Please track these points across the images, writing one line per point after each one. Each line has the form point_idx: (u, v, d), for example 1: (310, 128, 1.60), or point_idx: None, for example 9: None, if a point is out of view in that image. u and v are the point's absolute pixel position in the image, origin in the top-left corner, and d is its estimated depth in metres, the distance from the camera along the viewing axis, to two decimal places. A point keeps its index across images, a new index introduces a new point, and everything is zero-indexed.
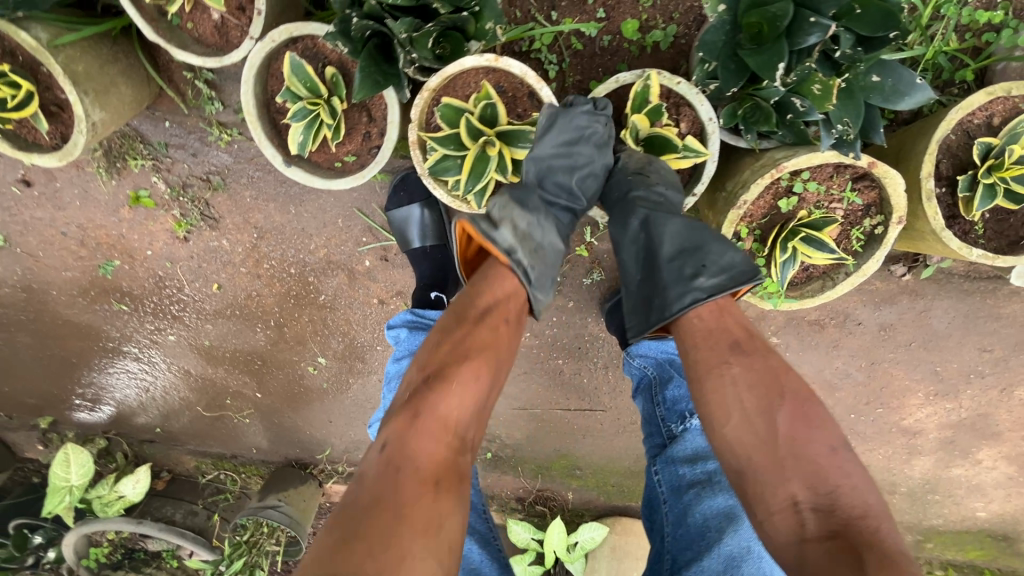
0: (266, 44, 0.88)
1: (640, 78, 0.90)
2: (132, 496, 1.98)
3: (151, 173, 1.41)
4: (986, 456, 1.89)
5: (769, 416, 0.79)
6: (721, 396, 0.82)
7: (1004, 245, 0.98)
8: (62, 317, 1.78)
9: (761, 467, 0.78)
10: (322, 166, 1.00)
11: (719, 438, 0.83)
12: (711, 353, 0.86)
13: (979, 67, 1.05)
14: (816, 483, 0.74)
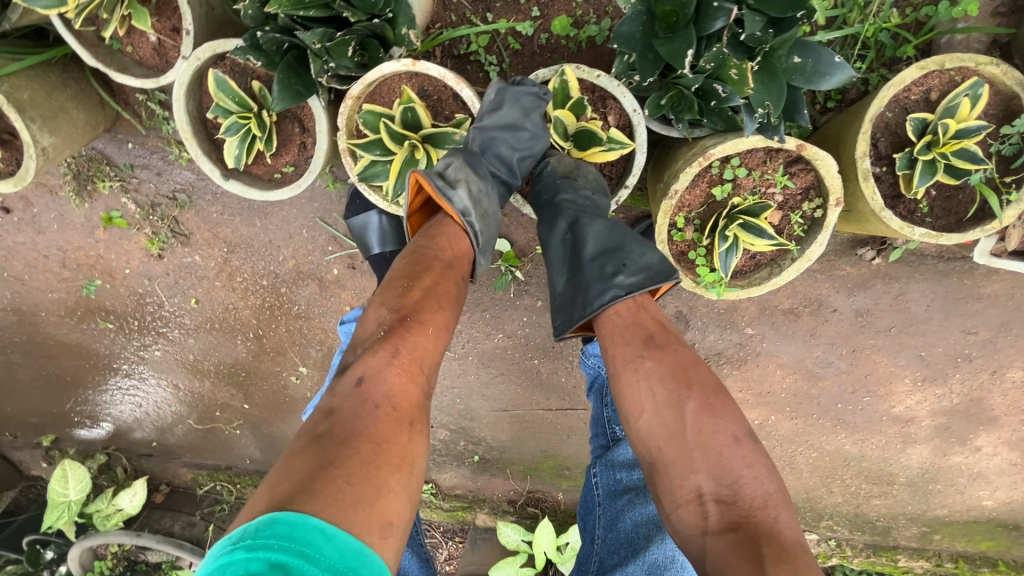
0: (192, 63, 0.90)
1: (556, 74, 0.93)
2: (129, 509, 2.05)
3: (120, 194, 1.45)
4: (985, 442, 1.82)
5: (677, 409, 0.82)
6: (635, 391, 0.86)
7: (952, 223, 0.95)
8: (54, 337, 1.84)
9: (670, 459, 0.81)
10: (262, 177, 1.02)
11: (636, 433, 0.86)
12: (626, 350, 0.89)
13: (922, 42, 1.03)
14: (719, 474, 0.77)
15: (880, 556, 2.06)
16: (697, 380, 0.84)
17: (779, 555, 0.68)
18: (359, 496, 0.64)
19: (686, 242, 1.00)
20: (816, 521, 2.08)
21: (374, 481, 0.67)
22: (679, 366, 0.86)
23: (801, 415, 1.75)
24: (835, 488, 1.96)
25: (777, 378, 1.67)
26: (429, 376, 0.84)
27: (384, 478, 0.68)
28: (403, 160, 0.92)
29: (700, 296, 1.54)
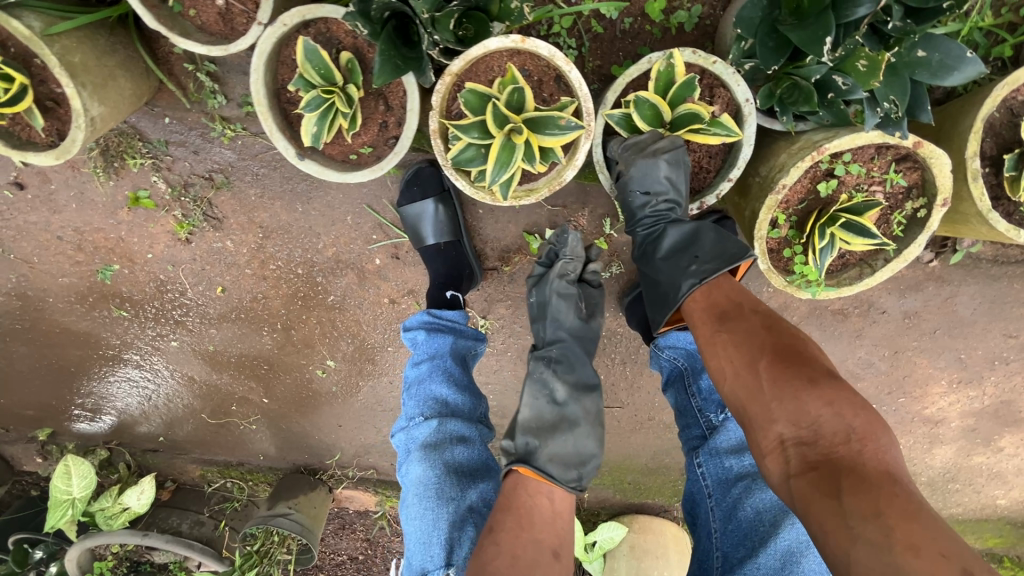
0: (277, 29, 0.83)
1: (662, 58, 0.86)
2: (137, 508, 1.92)
3: (151, 172, 1.35)
4: (1007, 443, 1.86)
5: (753, 368, 0.85)
6: (715, 358, 0.90)
7: None
8: (61, 325, 1.72)
9: (751, 412, 0.84)
10: (337, 158, 0.95)
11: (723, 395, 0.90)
12: (701, 325, 0.93)
13: (1016, 44, 1.00)
14: (797, 418, 0.78)
15: None
16: (770, 342, 0.85)
17: (861, 486, 0.71)
18: None
19: (779, 239, 0.98)
20: None
21: None
22: (753, 332, 0.87)
23: None
24: None
25: None
26: None
27: None
28: (501, 145, 0.86)
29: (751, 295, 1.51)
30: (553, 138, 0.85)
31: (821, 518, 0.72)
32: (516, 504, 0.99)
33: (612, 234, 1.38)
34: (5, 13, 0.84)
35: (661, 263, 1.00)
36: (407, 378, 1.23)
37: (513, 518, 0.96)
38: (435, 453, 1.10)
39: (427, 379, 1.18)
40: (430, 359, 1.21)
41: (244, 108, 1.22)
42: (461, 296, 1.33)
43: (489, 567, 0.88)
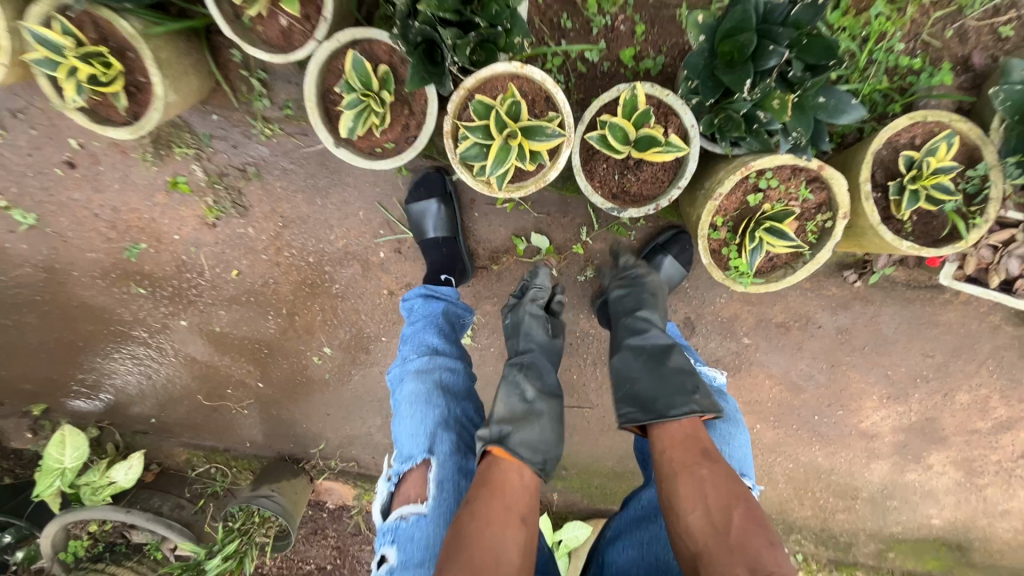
0: (333, 44, 1.08)
1: (628, 89, 1.10)
2: (122, 483, 2.00)
3: (192, 161, 1.56)
4: (936, 461, 2.06)
5: (725, 510, 1.01)
6: (691, 488, 1.06)
7: (928, 242, 1.19)
8: (80, 299, 1.86)
9: (711, 552, 0.97)
10: (365, 150, 1.17)
11: (686, 525, 1.03)
12: (686, 456, 1.11)
13: (905, 103, 1.28)
14: (754, 565, 0.92)
15: (843, 572, 2.22)
16: (740, 491, 1.04)
17: None
18: None
19: (719, 240, 1.21)
20: (786, 534, 2.25)
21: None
22: (729, 479, 1.06)
23: (782, 424, 1.96)
24: (805, 500, 2.14)
25: (765, 388, 1.87)
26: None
27: None
28: (500, 145, 1.08)
29: (706, 305, 1.74)
30: (541, 143, 1.09)
31: None
32: (490, 478, 1.10)
33: (587, 240, 1.60)
34: (115, 14, 1.07)
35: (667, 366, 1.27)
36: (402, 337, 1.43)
37: (489, 498, 1.06)
38: (427, 374, 1.30)
39: (422, 330, 1.39)
40: (425, 318, 1.42)
41: (284, 110, 1.46)
42: (453, 280, 1.54)
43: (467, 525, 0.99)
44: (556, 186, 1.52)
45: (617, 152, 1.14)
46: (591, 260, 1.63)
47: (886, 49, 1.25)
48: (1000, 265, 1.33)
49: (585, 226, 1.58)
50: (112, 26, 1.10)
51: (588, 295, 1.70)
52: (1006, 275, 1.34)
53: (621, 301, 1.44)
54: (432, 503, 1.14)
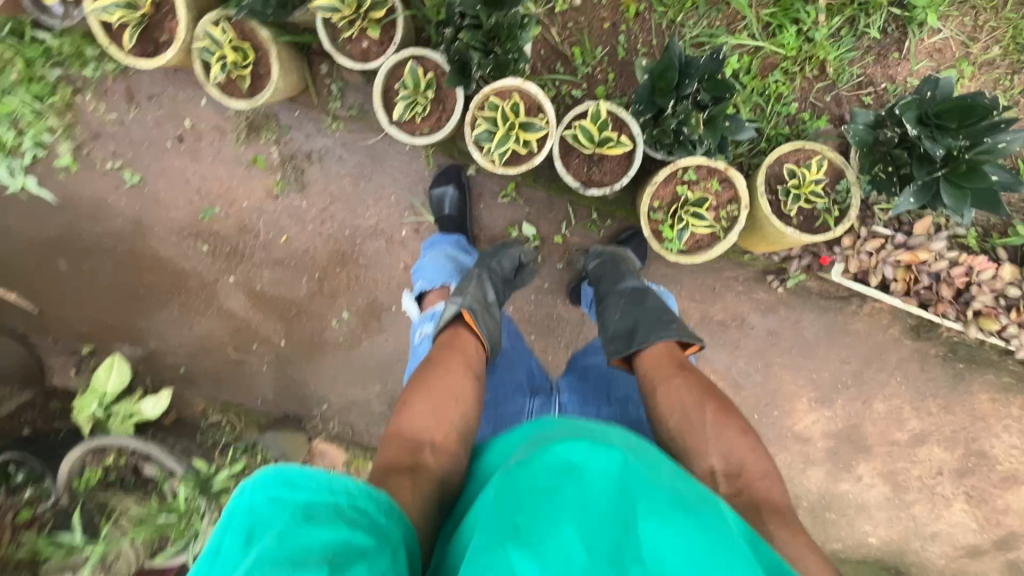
0: (397, 57, 1.61)
1: (594, 105, 1.59)
2: (148, 413, 2.32)
3: (273, 144, 2.06)
4: (865, 472, 2.27)
5: (700, 408, 1.32)
6: (670, 399, 1.35)
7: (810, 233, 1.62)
8: (154, 250, 2.28)
9: (691, 445, 1.28)
10: (408, 131, 1.65)
11: (669, 429, 1.33)
12: (664, 370, 1.42)
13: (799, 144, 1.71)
14: (726, 456, 1.25)
15: None
16: (712, 394, 1.36)
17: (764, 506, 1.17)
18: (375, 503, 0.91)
19: (657, 221, 1.64)
20: None
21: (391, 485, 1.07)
22: (699, 384, 1.37)
23: None
24: None
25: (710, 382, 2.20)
26: (413, 435, 1.25)
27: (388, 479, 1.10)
28: (505, 131, 1.57)
29: None
30: (532, 133, 1.57)
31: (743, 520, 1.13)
32: (454, 343, 1.51)
33: (566, 234, 2.03)
34: (259, 26, 1.61)
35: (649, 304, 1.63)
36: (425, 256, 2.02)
37: (451, 355, 1.46)
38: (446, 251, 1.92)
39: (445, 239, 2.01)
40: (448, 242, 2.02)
41: (351, 112, 1.99)
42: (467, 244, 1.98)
43: (432, 378, 1.38)
44: (544, 187, 1.98)
45: (585, 147, 1.62)
46: (568, 251, 2.05)
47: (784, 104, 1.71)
48: (877, 267, 1.77)
49: (564, 221, 2.03)
50: (254, 33, 1.64)
51: (565, 280, 2.10)
52: (882, 276, 1.77)
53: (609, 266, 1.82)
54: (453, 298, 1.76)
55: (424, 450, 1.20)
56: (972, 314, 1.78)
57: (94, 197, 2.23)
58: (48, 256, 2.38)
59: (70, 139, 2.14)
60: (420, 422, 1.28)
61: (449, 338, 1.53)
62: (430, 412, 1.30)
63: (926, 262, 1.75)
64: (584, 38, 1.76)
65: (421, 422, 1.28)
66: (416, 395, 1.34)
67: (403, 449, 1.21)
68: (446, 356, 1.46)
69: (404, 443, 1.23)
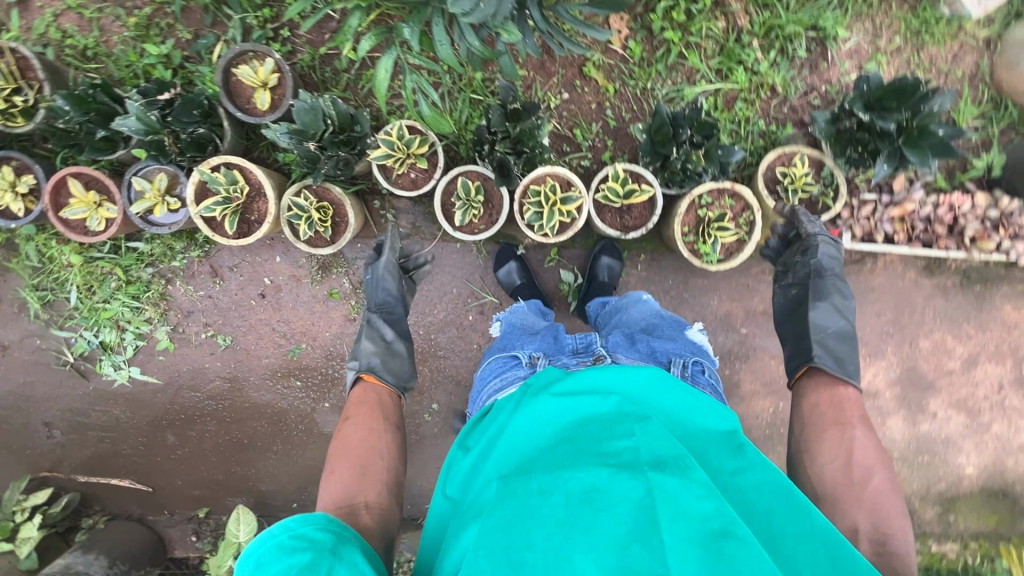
0: (447, 178, 1.97)
1: (611, 169, 1.94)
2: (242, 542, 2.38)
3: (343, 276, 2.36)
4: (937, 407, 2.46)
5: (865, 471, 1.55)
6: (844, 454, 1.60)
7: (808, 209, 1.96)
8: (256, 398, 2.51)
9: (841, 495, 1.53)
10: (469, 231, 1.99)
11: (828, 472, 1.59)
12: (845, 421, 1.67)
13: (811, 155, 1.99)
14: (869, 507, 1.48)
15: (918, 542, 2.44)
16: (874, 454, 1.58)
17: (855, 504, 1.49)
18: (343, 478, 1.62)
19: (692, 242, 1.97)
20: None
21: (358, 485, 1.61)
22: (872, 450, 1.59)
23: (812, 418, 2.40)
24: None
25: (771, 369, 2.43)
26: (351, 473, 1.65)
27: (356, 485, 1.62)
28: (550, 210, 1.90)
29: (706, 309, 2.40)
30: (572, 202, 1.90)
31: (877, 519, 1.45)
32: (341, 447, 1.73)
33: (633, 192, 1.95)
34: (331, 183, 1.98)
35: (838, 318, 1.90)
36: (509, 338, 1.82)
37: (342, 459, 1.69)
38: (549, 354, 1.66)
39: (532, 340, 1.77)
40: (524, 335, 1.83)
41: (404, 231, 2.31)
42: (518, 340, 1.78)
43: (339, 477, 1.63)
44: (581, 244, 2.33)
45: (613, 199, 1.94)
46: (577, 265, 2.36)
47: (748, 130, 2.12)
48: (876, 226, 2.08)
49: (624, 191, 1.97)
50: (326, 191, 2.00)
51: None
52: (884, 232, 2.07)
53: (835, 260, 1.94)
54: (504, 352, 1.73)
55: (359, 510, 1.55)
56: (969, 241, 2.07)
57: (192, 368, 2.48)
58: (156, 434, 2.57)
59: (166, 324, 2.43)
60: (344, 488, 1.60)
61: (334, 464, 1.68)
62: (349, 480, 1.63)
63: (915, 210, 2.06)
64: (579, 120, 2.17)
65: (339, 489, 1.61)
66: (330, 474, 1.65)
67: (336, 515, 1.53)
68: (354, 414, 1.84)
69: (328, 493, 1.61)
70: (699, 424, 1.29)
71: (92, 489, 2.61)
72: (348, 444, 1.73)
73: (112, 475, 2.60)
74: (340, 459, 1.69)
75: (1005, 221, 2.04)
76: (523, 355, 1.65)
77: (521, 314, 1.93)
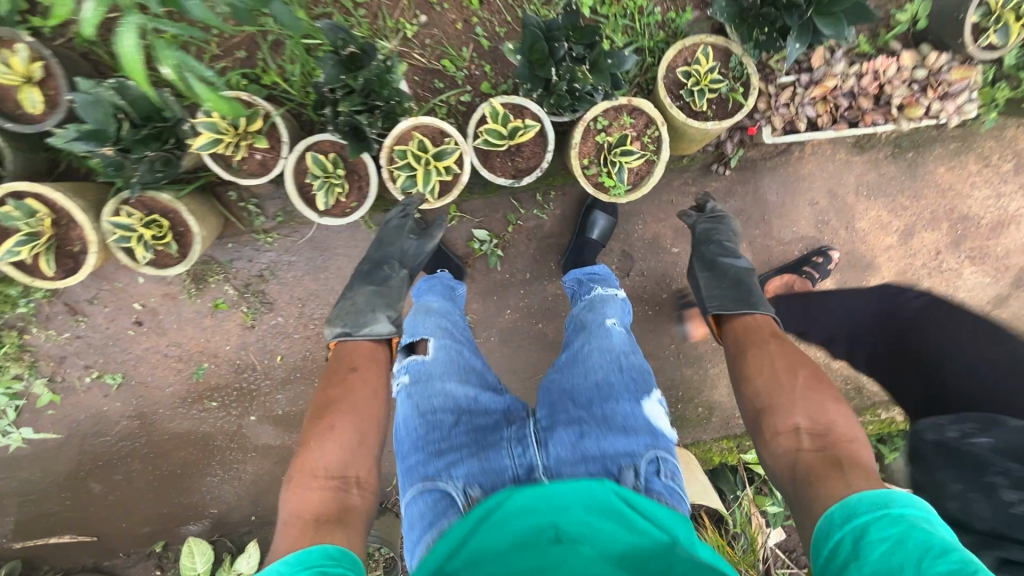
0: (295, 154, 1.61)
1: (487, 105, 1.62)
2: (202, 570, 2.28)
3: (223, 283, 2.05)
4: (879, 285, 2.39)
5: (789, 374, 1.50)
6: (766, 363, 1.55)
7: (721, 114, 1.70)
8: (173, 428, 2.29)
9: (777, 403, 1.46)
10: (340, 213, 1.68)
11: (756, 387, 1.53)
12: (758, 337, 1.63)
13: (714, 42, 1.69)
14: (815, 415, 1.40)
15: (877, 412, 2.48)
16: (801, 359, 1.54)
17: (789, 406, 1.43)
18: (341, 439, 1.40)
19: (594, 175, 1.71)
20: None
21: (354, 455, 1.40)
22: (793, 354, 1.56)
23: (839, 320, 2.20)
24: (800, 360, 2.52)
25: None
26: (346, 439, 1.41)
27: (352, 457, 1.39)
28: (425, 172, 1.60)
29: (632, 235, 2.22)
30: (449, 158, 1.60)
31: (831, 429, 1.37)
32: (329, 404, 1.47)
33: (518, 129, 1.65)
34: (155, 188, 1.59)
35: (737, 269, 1.84)
36: (414, 421, 1.42)
37: (336, 417, 1.44)
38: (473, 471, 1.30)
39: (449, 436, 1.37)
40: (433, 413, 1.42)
41: (277, 218, 2.00)
42: (428, 435, 1.38)
43: (336, 430, 1.41)
44: (482, 193, 2.06)
45: (497, 143, 1.64)
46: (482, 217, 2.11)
47: (643, 22, 1.80)
48: (798, 114, 1.84)
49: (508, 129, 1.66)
50: (153, 200, 1.62)
51: (537, 259, 2.20)
52: (806, 118, 1.84)
53: (709, 233, 1.94)
54: (414, 468, 1.34)
55: (350, 489, 1.34)
56: (897, 110, 1.86)
57: (90, 414, 2.22)
58: (80, 484, 2.36)
59: (40, 376, 2.13)
60: (332, 458, 1.37)
61: (324, 432, 1.41)
62: (347, 446, 1.40)
63: (837, 86, 1.82)
64: (447, 47, 1.82)
65: (328, 458, 1.37)
66: (326, 428, 1.41)
67: (320, 489, 1.31)
68: (362, 371, 1.55)
69: (302, 471, 1.35)
70: (629, 541, 1.01)
71: (32, 553, 2.44)
72: (348, 390, 1.50)
73: (49, 535, 2.42)
74: (332, 419, 1.43)
75: (932, 81, 1.82)
76: (440, 482, 1.28)
77: (449, 382, 1.49)
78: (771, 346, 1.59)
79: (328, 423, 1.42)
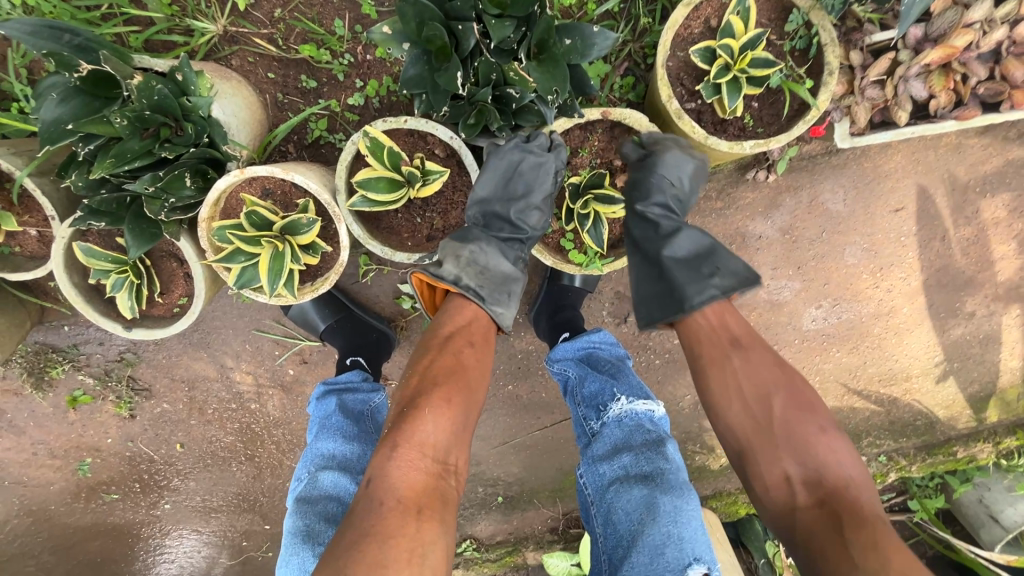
0: (60, 241, 1.02)
1: (363, 136, 0.97)
2: None
3: (76, 373, 1.59)
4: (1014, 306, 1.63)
5: (765, 401, 0.88)
6: (726, 385, 0.91)
7: (769, 119, 1.07)
8: (71, 526, 1.76)
9: (755, 445, 0.87)
10: (165, 314, 1.13)
11: (720, 426, 0.92)
12: (714, 350, 0.93)
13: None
14: (804, 457, 0.84)
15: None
16: (781, 375, 0.90)
17: (772, 449, 0.85)
18: (445, 419, 0.84)
19: (556, 234, 1.19)
20: None
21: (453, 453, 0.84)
22: (767, 363, 0.91)
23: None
24: None
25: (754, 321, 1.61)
26: (459, 416, 0.86)
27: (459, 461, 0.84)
28: (271, 258, 0.99)
29: None
30: (307, 234, 1.00)
31: (837, 499, 0.79)
32: (444, 366, 0.90)
33: (423, 172, 1.03)
34: None
35: (669, 259, 1.03)
36: None
37: (436, 384, 0.87)
38: None
39: None
40: None
41: None
42: None
43: (419, 400, 0.85)
44: None
45: (389, 200, 1.00)
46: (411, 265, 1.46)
47: None
48: (898, 95, 1.10)
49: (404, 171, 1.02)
50: None
51: None
52: (915, 96, 1.10)
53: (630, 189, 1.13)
54: None
55: (447, 483, 0.81)
56: None
57: None
58: None
59: None
60: (432, 443, 0.81)
61: (435, 405, 0.85)
62: (453, 432, 0.84)
63: (972, 43, 1.06)
64: (311, 21, 1.13)
65: (439, 437, 0.83)
66: (431, 388, 0.86)
67: (424, 476, 0.79)
68: (481, 350, 0.94)
69: (408, 449, 0.80)
70: None
71: None
72: (455, 351, 0.91)
73: None
74: (440, 386, 0.86)
75: None
76: None
77: None
78: (742, 339, 0.94)
79: (444, 393, 0.86)
